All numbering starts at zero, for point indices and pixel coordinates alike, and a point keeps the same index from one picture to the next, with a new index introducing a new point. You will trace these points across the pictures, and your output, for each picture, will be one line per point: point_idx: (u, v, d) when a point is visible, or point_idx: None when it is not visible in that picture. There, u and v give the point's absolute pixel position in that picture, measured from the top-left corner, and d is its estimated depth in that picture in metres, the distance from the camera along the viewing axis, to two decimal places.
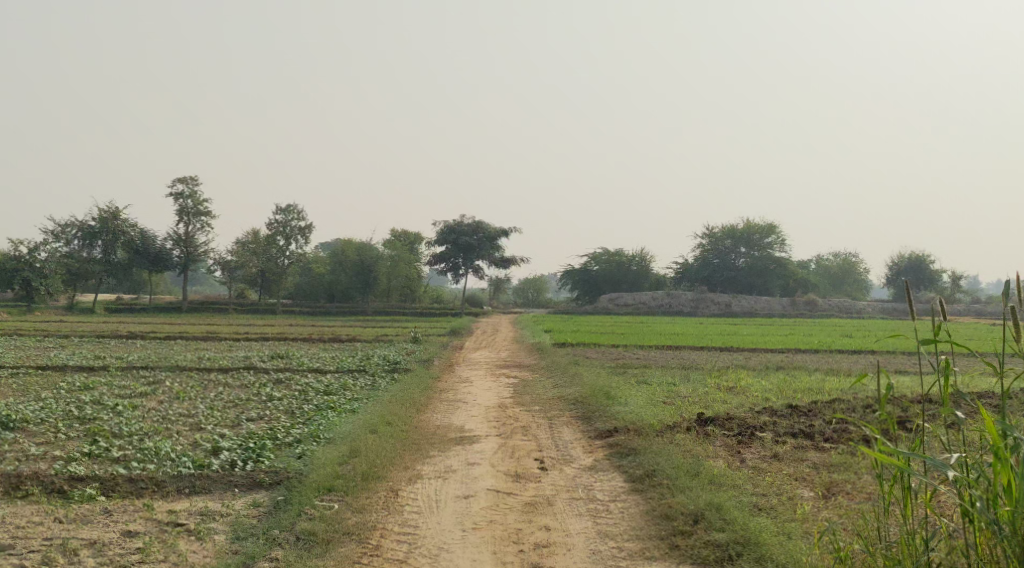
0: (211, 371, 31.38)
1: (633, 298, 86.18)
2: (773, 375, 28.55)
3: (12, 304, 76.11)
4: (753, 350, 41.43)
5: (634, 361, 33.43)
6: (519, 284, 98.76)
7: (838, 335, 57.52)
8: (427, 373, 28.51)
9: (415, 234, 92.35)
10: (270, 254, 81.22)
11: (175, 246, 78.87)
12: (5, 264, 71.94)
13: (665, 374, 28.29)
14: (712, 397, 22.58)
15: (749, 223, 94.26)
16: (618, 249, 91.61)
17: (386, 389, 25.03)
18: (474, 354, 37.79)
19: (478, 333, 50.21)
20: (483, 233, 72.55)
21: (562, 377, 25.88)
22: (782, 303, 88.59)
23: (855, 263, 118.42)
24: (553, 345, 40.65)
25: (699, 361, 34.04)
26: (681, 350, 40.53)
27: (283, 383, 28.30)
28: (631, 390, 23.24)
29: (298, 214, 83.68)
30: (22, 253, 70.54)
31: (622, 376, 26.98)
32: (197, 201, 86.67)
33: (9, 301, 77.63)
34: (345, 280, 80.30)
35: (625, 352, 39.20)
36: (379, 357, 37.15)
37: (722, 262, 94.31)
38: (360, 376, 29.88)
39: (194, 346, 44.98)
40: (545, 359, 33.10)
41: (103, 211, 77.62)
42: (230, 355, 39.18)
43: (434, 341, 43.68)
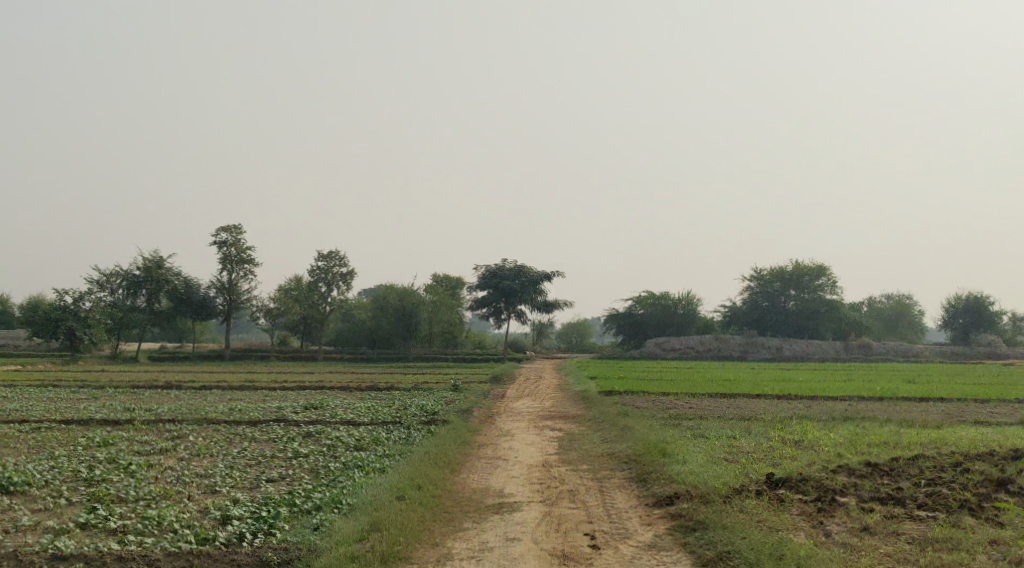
0: (239, 424, 29.78)
1: (680, 342, 83.76)
2: (839, 427, 26.33)
3: (57, 354, 75.55)
4: (812, 398, 39.04)
5: (688, 411, 31.30)
6: (563, 329, 96.71)
7: (900, 380, 54.77)
8: (465, 425, 26.67)
9: (458, 279, 90.92)
10: (312, 300, 80.16)
11: (218, 294, 78.11)
12: (49, 313, 71.53)
13: (721, 426, 26.19)
14: (778, 453, 20.53)
15: (799, 265, 91.66)
16: (664, 293, 89.34)
17: (421, 444, 23.19)
18: (516, 403, 35.83)
19: (520, 380, 48.21)
20: (526, 277, 70.89)
21: (610, 431, 23.91)
22: (835, 346, 85.65)
23: (909, 305, 114.86)
24: (600, 392, 38.70)
25: (756, 411, 31.82)
26: (734, 398, 38.29)
27: (313, 437, 26.61)
28: (688, 445, 21.22)
29: (340, 260, 82.64)
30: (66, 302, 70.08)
31: (676, 429, 24.96)
32: (240, 249, 86.05)
33: (55, 351, 77.09)
34: (387, 326, 78.73)
35: (677, 400, 37.08)
36: (417, 407, 35.34)
37: (772, 305, 91.65)
38: (394, 429, 28.10)
39: (228, 396, 43.51)
40: (591, 409, 31.10)
41: (147, 260, 77.18)
42: (263, 405, 37.58)
43: (476, 389, 41.82)
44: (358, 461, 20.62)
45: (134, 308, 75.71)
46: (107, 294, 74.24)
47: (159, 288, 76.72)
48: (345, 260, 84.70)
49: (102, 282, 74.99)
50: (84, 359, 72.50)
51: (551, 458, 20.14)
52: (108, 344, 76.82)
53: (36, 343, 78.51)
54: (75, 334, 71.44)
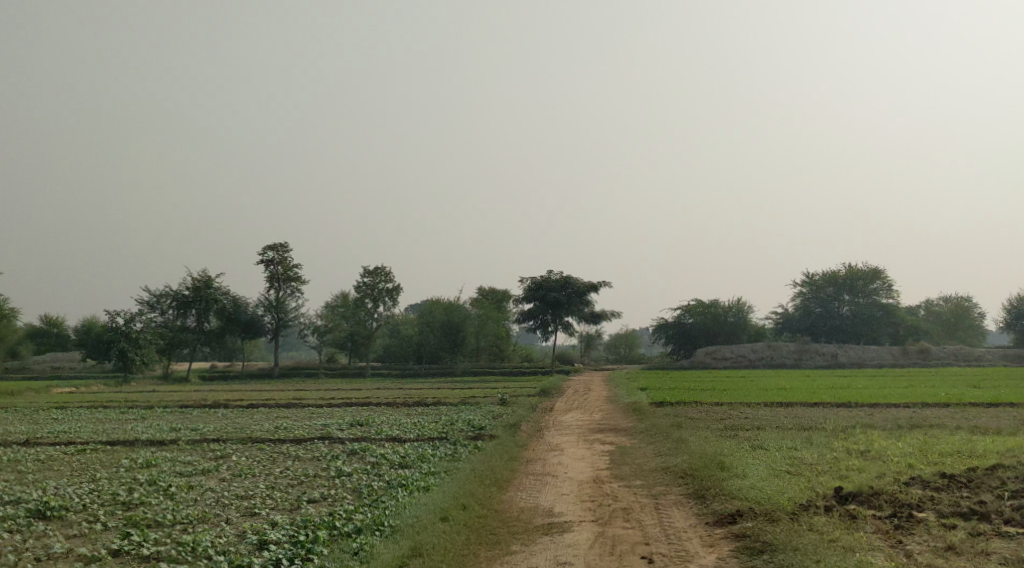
0: (283, 443, 29.15)
1: (732, 351, 82.18)
2: (906, 436, 25.04)
3: (109, 375, 75.68)
4: (873, 405, 37.60)
5: (744, 422, 30.15)
6: (612, 340, 95.45)
7: (964, 385, 52.94)
8: (513, 441, 25.81)
9: (504, 292, 90.16)
10: (359, 317, 79.87)
11: (266, 312, 78.06)
12: (103, 335, 71.28)
13: (781, 437, 25.04)
14: (844, 465, 19.42)
15: (851, 269, 89.69)
16: (714, 301, 87.80)
17: (468, 461, 22.36)
18: (565, 416, 34.85)
19: (570, 392, 47.23)
20: (573, 288, 69.90)
21: (665, 444, 22.90)
22: (891, 352, 83.52)
23: (968, 307, 111.95)
24: (651, 404, 37.58)
25: (817, 420, 30.55)
26: (792, 407, 36.98)
27: (358, 455, 25.89)
28: (748, 458, 20.16)
29: (386, 275, 82.29)
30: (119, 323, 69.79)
31: (732, 441, 23.88)
32: (287, 267, 86.05)
33: (107, 372, 77.19)
34: (434, 340, 78.08)
35: (731, 410, 35.92)
36: (464, 422, 34.55)
37: (825, 311, 89.70)
38: (441, 445, 27.31)
39: (275, 415, 43.05)
40: (644, 421, 30.05)
41: (196, 280, 77.27)
42: (308, 424, 36.97)
43: (524, 403, 40.93)
44: (402, 480, 19.83)
45: (184, 328, 75.89)
46: (157, 315, 74.49)
47: (208, 308, 76.89)
48: (391, 276, 84.30)
49: (152, 303, 75.28)
50: (136, 379, 72.73)
51: (602, 474, 19.22)
52: (159, 364, 77.09)
53: (87, 365, 78.88)
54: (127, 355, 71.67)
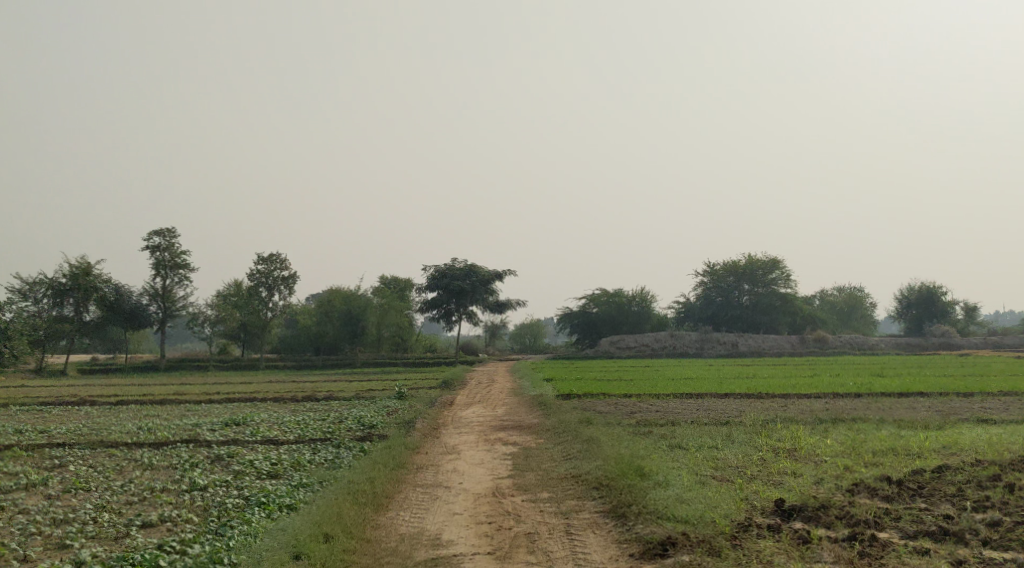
0: (140, 448, 25.60)
1: (635, 340, 80.68)
2: (832, 431, 22.81)
3: None
4: (783, 397, 35.68)
5: (657, 417, 27.83)
6: (515, 329, 93.03)
7: (868, 374, 51.99)
8: (401, 442, 22.83)
9: (406, 280, 86.94)
10: (252, 306, 75.69)
11: (152, 302, 73.13)
12: None
13: (699, 434, 22.56)
14: (774, 468, 16.99)
15: (752, 258, 89.03)
16: (618, 289, 86.01)
17: (347, 469, 19.38)
18: (464, 412, 31.94)
19: (471, 384, 44.45)
20: (476, 277, 67.06)
21: (573, 444, 20.25)
22: (791, 341, 83.12)
23: (862, 297, 112.93)
24: (557, 397, 35.07)
25: (734, 414, 28.32)
26: (702, 400, 34.80)
27: (222, 461, 22.63)
28: (668, 462, 17.59)
29: (281, 263, 78.25)
30: None
31: (646, 439, 21.31)
32: (174, 253, 81.10)
33: None
34: (332, 330, 74.21)
35: (642, 404, 33.65)
36: (353, 419, 31.42)
37: (726, 300, 88.90)
38: (320, 448, 24.08)
39: (148, 413, 39.24)
40: (551, 416, 27.38)
41: (74, 267, 71.94)
42: (180, 423, 33.35)
43: (422, 397, 38.00)
44: (263, 494, 16.89)
45: (60, 318, 70.46)
46: (30, 304, 68.92)
47: (88, 297, 71.53)
48: (286, 263, 80.22)
49: (24, 291, 69.66)
50: (6, 373, 67.17)
51: (502, 483, 16.62)
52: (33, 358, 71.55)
53: None
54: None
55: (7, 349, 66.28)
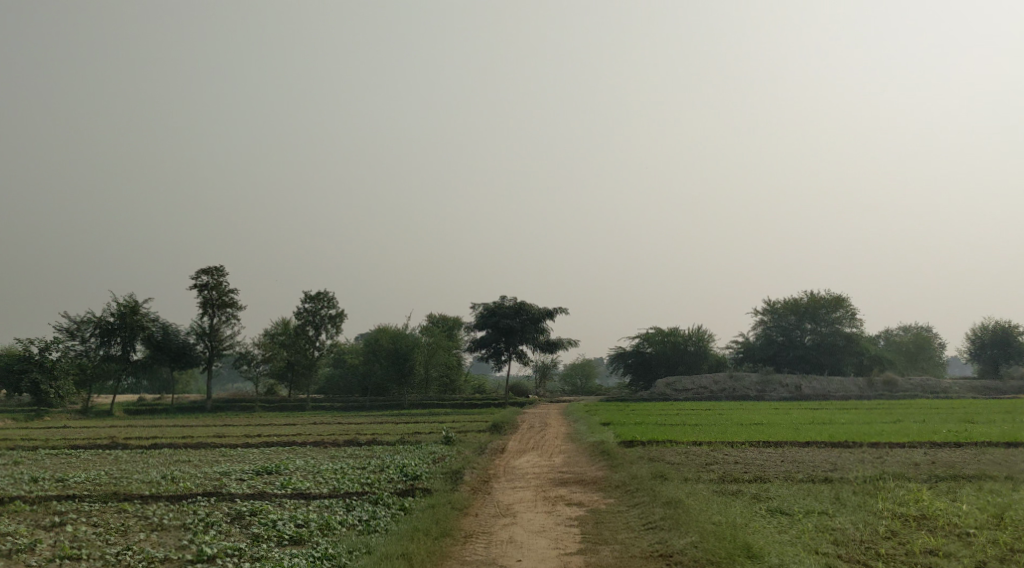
0: (156, 503, 22.74)
1: (693, 382, 76.79)
2: (958, 492, 19.28)
3: (23, 407, 67.86)
4: (873, 448, 31.89)
5: (737, 470, 24.49)
6: (567, 370, 89.64)
7: (956, 420, 47.83)
8: (447, 499, 19.77)
9: (455, 318, 84.13)
10: (299, 345, 73.64)
11: (199, 341, 70.89)
12: (13, 364, 64.09)
13: (797, 495, 19.15)
14: (914, 545, 13.89)
15: (814, 296, 84.72)
16: (673, 328, 82.25)
17: (384, 536, 16.41)
18: (517, 461, 28.76)
19: (523, 429, 41.21)
20: (527, 315, 63.97)
21: (651, 508, 16.98)
22: (857, 383, 78.61)
23: (930, 338, 107.64)
24: (619, 444, 31.76)
25: (827, 468, 24.87)
26: (782, 450, 31.15)
27: (242, 521, 19.63)
28: (775, 535, 14.50)
29: (328, 301, 75.90)
30: (30, 351, 62.61)
31: (736, 501, 17.97)
32: (222, 292, 79.12)
33: (22, 404, 69.34)
34: (380, 371, 70.64)
35: (714, 453, 30.26)
36: (396, 468, 28.42)
37: (787, 340, 84.64)
38: (356, 505, 21.10)
39: (179, 458, 36.54)
40: (619, 469, 24.04)
41: (122, 305, 69.56)
42: (210, 471, 30.53)
43: (470, 442, 34.87)
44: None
45: (107, 358, 68.24)
46: (76, 343, 66.89)
47: (134, 336, 69.29)
48: (334, 302, 77.97)
49: (71, 330, 67.74)
50: (51, 414, 65.20)
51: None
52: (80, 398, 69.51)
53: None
54: (41, 387, 64.02)
55: (52, 389, 64.24)
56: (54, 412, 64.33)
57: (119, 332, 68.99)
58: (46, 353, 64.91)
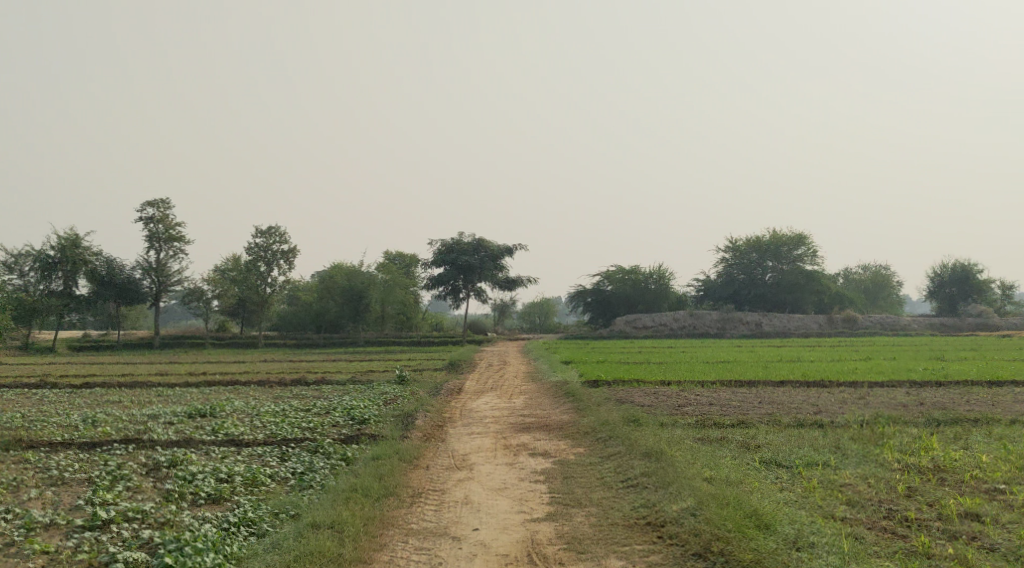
0: (64, 452, 19.98)
1: (654, 320, 74.91)
2: (968, 439, 17.24)
3: None
4: (853, 388, 29.93)
5: (715, 414, 22.27)
6: (526, 308, 87.51)
7: (926, 358, 46.35)
8: (393, 448, 17.33)
9: (411, 255, 81.31)
10: (250, 281, 69.99)
11: (145, 276, 67.22)
12: None
13: (790, 442, 17.01)
14: (950, 508, 12.01)
15: (776, 233, 82.80)
16: (633, 266, 80.23)
17: (315, 496, 13.91)
18: (474, 403, 26.35)
19: (481, 367, 38.94)
20: (485, 252, 61.44)
21: (627, 461, 14.63)
22: (818, 321, 77.29)
23: (889, 276, 106.69)
24: (584, 385, 29.50)
25: (813, 411, 22.80)
26: (756, 391, 29.09)
27: (156, 475, 17.01)
28: (784, 495, 12.45)
29: (280, 235, 72.64)
30: None
31: (724, 451, 15.70)
32: (168, 225, 75.44)
33: None
34: (334, 308, 67.79)
35: (684, 394, 28.15)
36: (343, 411, 25.87)
37: (748, 278, 82.91)
38: (291, 455, 18.56)
39: (110, 398, 33.80)
40: (588, 413, 21.67)
41: (62, 238, 65.60)
42: (139, 414, 27.75)
43: (425, 382, 32.43)
44: (178, 555, 11.31)
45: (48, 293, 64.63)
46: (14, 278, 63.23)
47: (76, 270, 65.53)
48: (286, 237, 74.81)
49: (9, 263, 63.97)
50: None
51: (546, 553, 11.50)
52: (19, 335, 65.91)
53: None
54: None
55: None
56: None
57: (60, 266, 65.13)
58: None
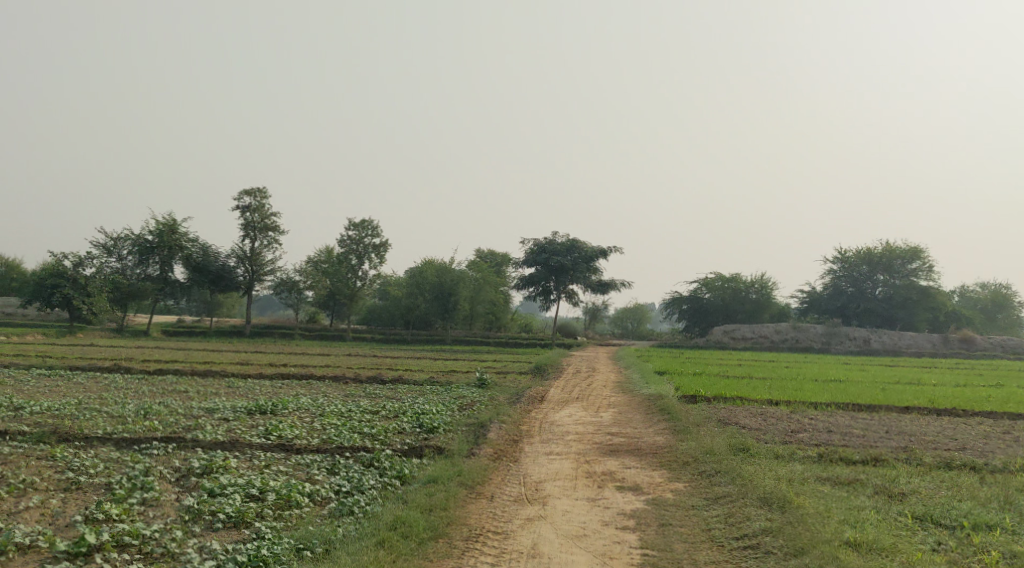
0: (97, 450, 17.92)
1: (753, 331, 71.00)
2: None
3: (57, 323, 63.84)
4: (988, 420, 26.26)
5: (833, 445, 19.10)
6: (619, 312, 84.36)
7: None
8: (456, 468, 14.76)
9: (504, 254, 78.95)
10: (342, 274, 68.44)
11: (239, 264, 65.96)
12: (44, 278, 59.97)
13: (939, 490, 14.02)
14: None
15: (890, 245, 77.73)
16: (734, 274, 76.32)
17: (340, 533, 11.80)
18: (558, 415, 23.55)
19: (569, 373, 36.17)
20: (579, 253, 58.60)
21: (743, 511, 12.35)
22: (931, 340, 72.12)
23: (1010, 296, 99.71)
24: (681, 400, 26.52)
25: (952, 447, 19.49)
26: (878, 417, 25.67)
27: (184, 485, 14.77)
28: None
29: (373, 229, 71.03)
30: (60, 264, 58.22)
31: (861, 500, 12.96)
32: (264, 214, 74.56)
33: (58, 320, 65.14)
34: (423, 305, 65.56)
35: (793, 417, 24.99)
36: (414, 415, 23.40)
37: (857, 292, 77.95)
38: (341, 467, 16.13)
39: (177, 388, 31.96)
40: (688, 436, 18.69)
41: (161, 223, 64.46)
42: (200, 407, 25.74)
43: (507, 386, 29.82)
44: None
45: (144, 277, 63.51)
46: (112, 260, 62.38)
47: (173, 255, 64.30)
48: (378, 231, 73.12)
49: (108, 246, 63.21)
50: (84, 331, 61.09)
51: None
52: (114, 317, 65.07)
53: (36, 314, 66.97)
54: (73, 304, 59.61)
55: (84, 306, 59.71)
56: (87, 331, 60.25)
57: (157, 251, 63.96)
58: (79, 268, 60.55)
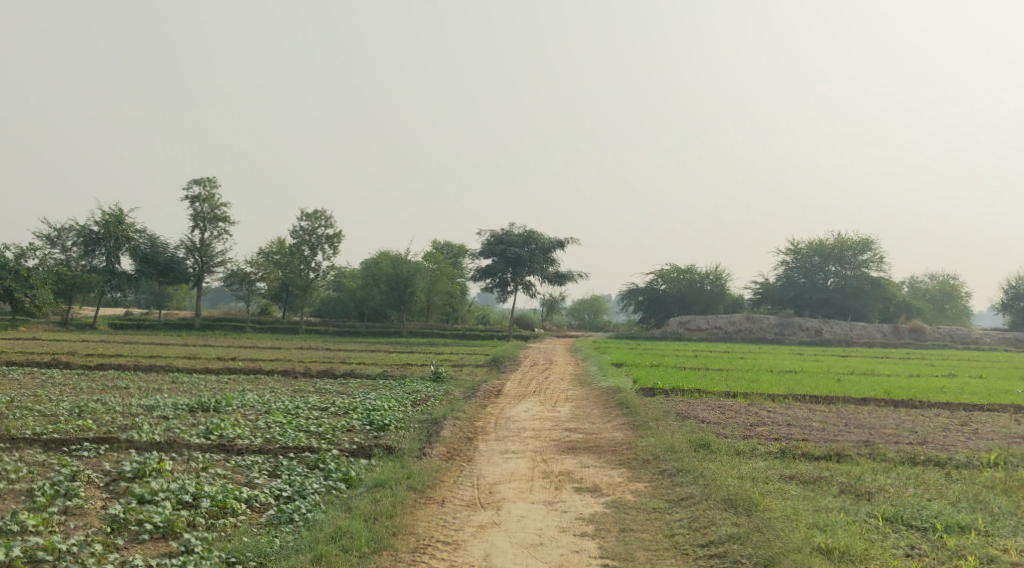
0: (24, 452, 16.87)
1: (708, 322, 70.88)
2: None
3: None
4: (947, 411, 26.02)
5: (797, 439, 18.59)
6: (575, 304, 83.89)
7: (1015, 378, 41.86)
8: (406, 469, 14.00)
9: (460, 245, 78.08)
10: (294, 265, 67.11)
11: (188, 255, 64.48)
12: None
13: (907, 486, 13.60)
14: None
15: (842, 237, 78.05)
16: (690, 265, 76.13)
17: (275, 552, 11.21)
18: (514, 410, 22.81)
19: (525, 365, 35.48)
20: (536, 245, 57.96)
21: (707, 515, 11.89)
22: (882, 330, 72.49)
23: (958, 286, 100.77)
24: (639, 393, 25.95)
25: (915, 441, 19.09)
26: (838, 410, 25.30)
27: (113, 491, 13.85)
28: None
29: (326, 220, 69.76)
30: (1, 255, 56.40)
31: (828, 501, 12.55)
32: (214, 205, 72.98)
33: None
34: (377, 297, 64.48)
35: (753, 409, 24.52)
36: (365, 412, 22.54)
37: (810, 282, 78.15)
38: (284, 470, 15.26)
39: (119, 384, 30.78)
40: (648, 431, 18.09)
41: (107, 214, 62.95)
42: (141, 404, 24.65)
43: (462, 380, 29.06)
44: None
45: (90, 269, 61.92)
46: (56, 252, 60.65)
47: (119, 247, 62.80)
48: (332, 222, 71.85)
49: (52, 237, 61.46)
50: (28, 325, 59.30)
51: None
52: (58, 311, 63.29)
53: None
54: (15, 297, 57.81)
55: (27, 299, 57.95)
56: (29, 324, 58.47)
57: (103, 242, 62.41)
58: (22, 260, 58.71)
